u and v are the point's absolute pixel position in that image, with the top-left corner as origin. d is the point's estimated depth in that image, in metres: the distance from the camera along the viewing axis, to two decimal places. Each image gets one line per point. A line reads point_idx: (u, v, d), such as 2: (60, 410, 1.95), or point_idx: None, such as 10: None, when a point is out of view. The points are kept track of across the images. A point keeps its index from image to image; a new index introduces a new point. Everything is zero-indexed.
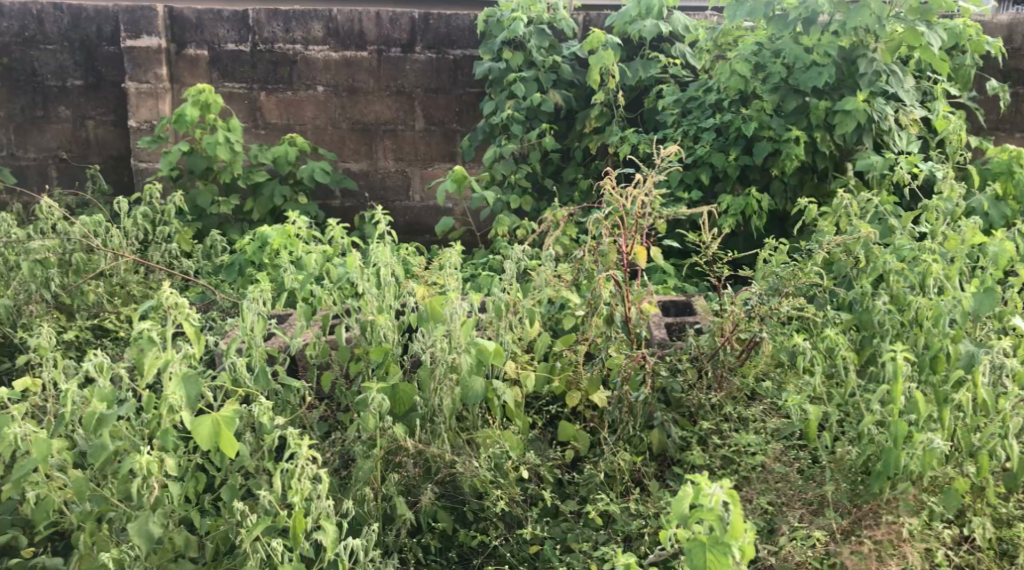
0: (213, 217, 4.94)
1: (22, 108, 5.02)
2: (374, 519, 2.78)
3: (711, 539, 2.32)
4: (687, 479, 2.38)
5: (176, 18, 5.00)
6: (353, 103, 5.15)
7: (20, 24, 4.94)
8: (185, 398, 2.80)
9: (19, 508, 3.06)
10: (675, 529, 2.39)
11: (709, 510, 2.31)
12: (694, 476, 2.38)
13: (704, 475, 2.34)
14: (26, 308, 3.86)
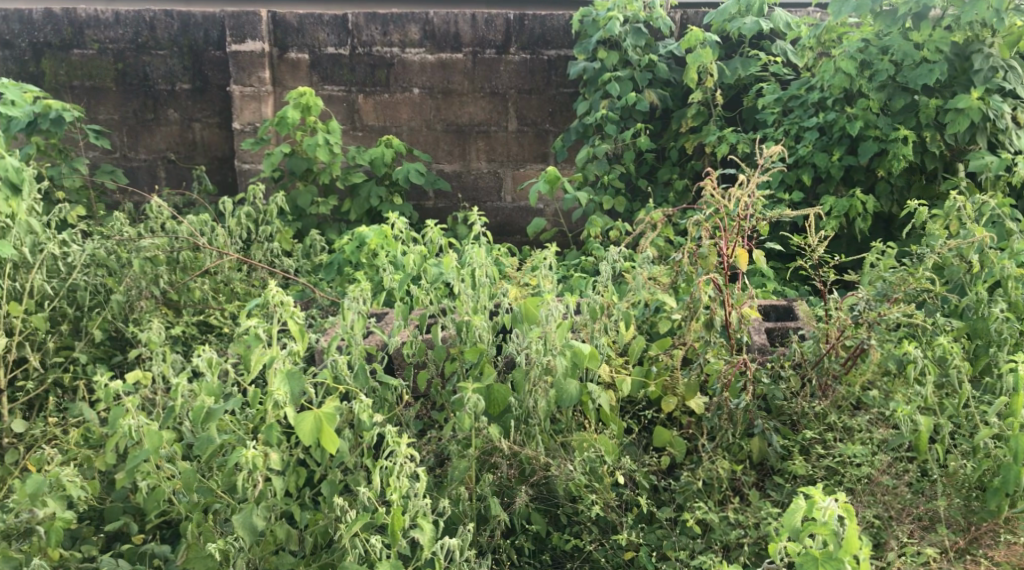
0: (313, 217, 5.07)
1: (133, 112, 5.21)
2: (469, 519, 2.82)
3: (824, 555, 2.33)
4: (800, 491, 2.40)
5: (278, 23, 5.11)
6: (448, 104, 5.22)
7: (134, 31, 5.12)
8: (289, 395, 2.88)
9: (131, 496, 3.20)
10: (785, 543, 2.40)
11: (823, 525, 2.32)
12: (807, 489, 2.40)
13: (818, 488, 2.36)
14: (138, 305, 4.04)
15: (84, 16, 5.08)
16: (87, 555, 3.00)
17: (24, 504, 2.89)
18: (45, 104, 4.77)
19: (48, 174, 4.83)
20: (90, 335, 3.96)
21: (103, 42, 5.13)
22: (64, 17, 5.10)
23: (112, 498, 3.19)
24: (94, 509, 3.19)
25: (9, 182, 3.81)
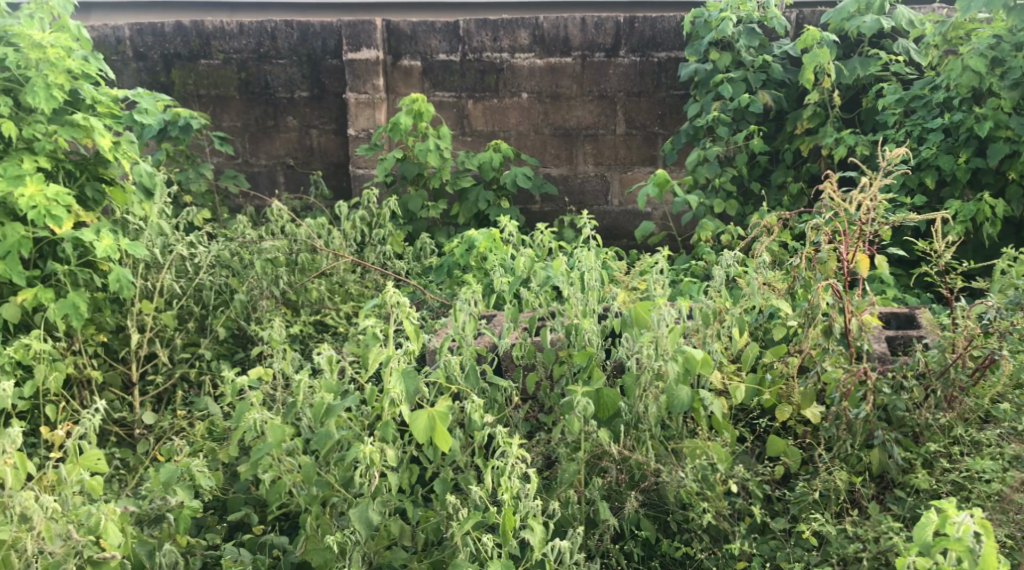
0: (423, 220, 5.17)
1: (256, 119, 5.40)
2: (578, 522, 2.85)
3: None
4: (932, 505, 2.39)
5: (393, 31, 5.23)
6: (556, 108, 5.26)
7: (257, 41, 5.28)
8: (405, 393, 2.96)
9: (251, 488, 3.34)
10: (915, 557, 2.38)
11: (957, 540, 2.31)
12: (939, 503, 2.39)
13: (952, 503, 2.35)
14: (259, 304, 4.27)
15: (210, 28, 5.27)
16: (212, 543, 3.15)
17: (156, 493, 3.06)
18: (175, 112, 5.02)
19: (177, 179, 5.07)
20: (214, 333, 4.21)
21: (228, 52, 5.31)
22: (192, 29, 5.29)
23: (234, 489, 3.33)
24: (218, 499, 3.34)
25: (142, 186, 4.23)
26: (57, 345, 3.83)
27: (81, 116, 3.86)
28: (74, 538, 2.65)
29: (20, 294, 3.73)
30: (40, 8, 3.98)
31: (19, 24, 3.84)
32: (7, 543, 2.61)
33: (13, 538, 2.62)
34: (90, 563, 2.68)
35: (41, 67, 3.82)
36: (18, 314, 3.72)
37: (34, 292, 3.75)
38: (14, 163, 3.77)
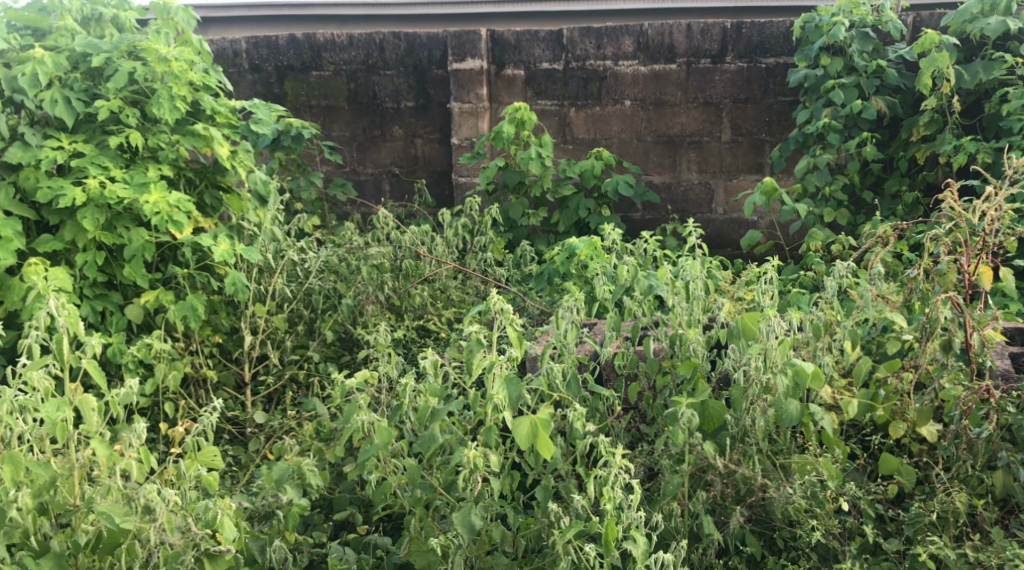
0: (524, 228, 5.22)
1: (364, 128, 5.51)
2: (681, 535, 2.84)
3: None
4: None
5: (497, 40, 5.28)
6: (660, 115, 5.24)
7: (365, 52, 5.40)
8: (507, 398, 2.98)
9: (356, 489, 3.42)
10: None
11: None
12: None
13: None
14: (366, 308, 4.42)
15: (322, 40, 5.40)
16: (318, 541, 3.22)
17: (268, 490, 3.16)
18: (287, 123, 5.16)
19: (289, 187, 5.24)
20: (322, 336, 4.38)
21: (338, 63, 5.43)
22: (305, 41, 5.42)
23: (340, 489, 3.42)
24: (324, 499, 3.44)
25: (258, 194, 4.45)
26: (176, 344, 4.05)
27: (202, 126, 4.13)
28: (193, 531, 2.73)
29: (143, 296, 3.92)
30: (165, 22, 4.40)
31: (146, 40, 4.11)
32: (131, 532, 2.72)
33: (137, 529, 2.73)
34: (206, 557, 2.75)
35: (166, 80, 4.07)
36: (142, 316, 3.93)
37: (156, 294, 3.95)
38: (141, 171, 3.99)
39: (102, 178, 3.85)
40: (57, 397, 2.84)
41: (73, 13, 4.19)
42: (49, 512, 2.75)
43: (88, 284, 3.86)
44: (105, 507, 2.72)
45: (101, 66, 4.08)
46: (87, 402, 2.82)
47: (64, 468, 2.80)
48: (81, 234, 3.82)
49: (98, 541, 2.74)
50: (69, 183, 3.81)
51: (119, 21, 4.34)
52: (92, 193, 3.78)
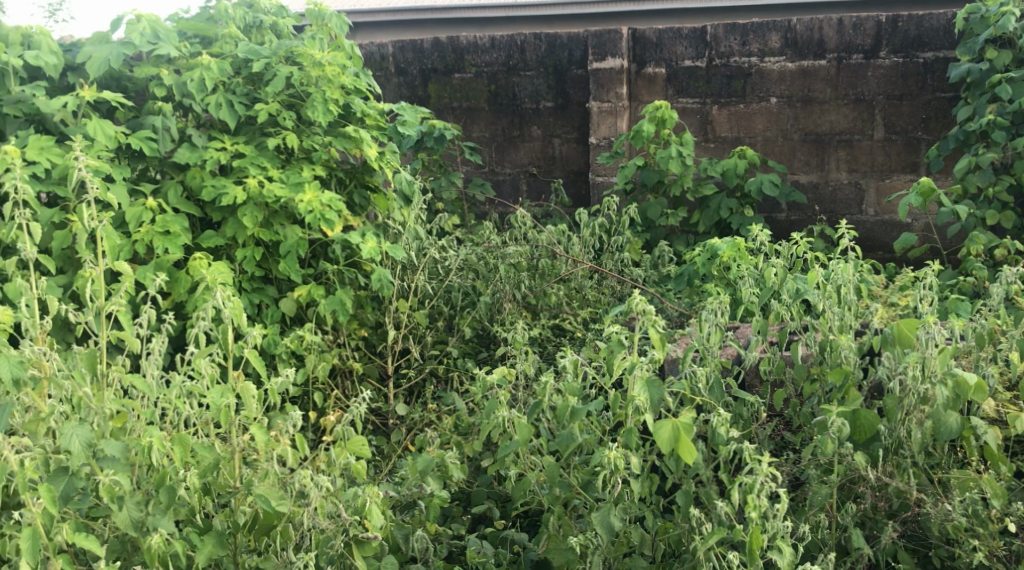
0: (662, 228, 5.23)
1: (503, 129, 5.85)
2: (829, 547, 2.76)
3: None
4: None
5: (638, 39, 5.48)
6: (808, 113, 5.28)
7: (507, 54, 5.74)
8: (649, 401, 2.93)
9: (493, 484, 3.58)
10: None
11: None
12: None
13: None
14: (503, 307, 4.62)
15: (465, 43, 5.79)
16: (458, 533, 3.33)
17: (412, 481, 3.31)
18: (431, 124, 5.47)
19: (431, 187, 5.53)
20: (461, 332, 4.58)
21: (480, 66, 5.80)
22: (449, 45, 5.83)
23: (478, 483, 3.58)
24: (463, 492, 3.60)
25: (403, 193, 4.65)
26: (325, 337, 4.33)
27: (353, 129, 4.45)
28: (343, 518, 2.83)
29: (296, 291, 4.21)
30: (319, 29, 4.63)
31: (302, 45, 4.41)
32: (285, 516, 2.84)
33: (291, 512, 2.84)
34: (355, 542, 2.84)
35: (320, 84, 4.36)
36: (295, 309, 4.23)
37: (307, 289, 4.24)
38: (295, 171, 4.30)
39: (260, 177, 4.17)
40: (222, 383, 2.97)
41: (237, 20, 4.52)
42: (211, 492, 2.86)
43: (247, 278, 4.20)
44: (262, 490, 2.82)
45: (261, 71, 4.43)
46: (248, 389, 2.89)
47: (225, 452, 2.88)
48: (242, 230, 4.16)
49: (254, 522, 2.86)
50: (231, 182, 4.14)
51: (278, 28, 4.64)
52: (252, 192, 4.09)
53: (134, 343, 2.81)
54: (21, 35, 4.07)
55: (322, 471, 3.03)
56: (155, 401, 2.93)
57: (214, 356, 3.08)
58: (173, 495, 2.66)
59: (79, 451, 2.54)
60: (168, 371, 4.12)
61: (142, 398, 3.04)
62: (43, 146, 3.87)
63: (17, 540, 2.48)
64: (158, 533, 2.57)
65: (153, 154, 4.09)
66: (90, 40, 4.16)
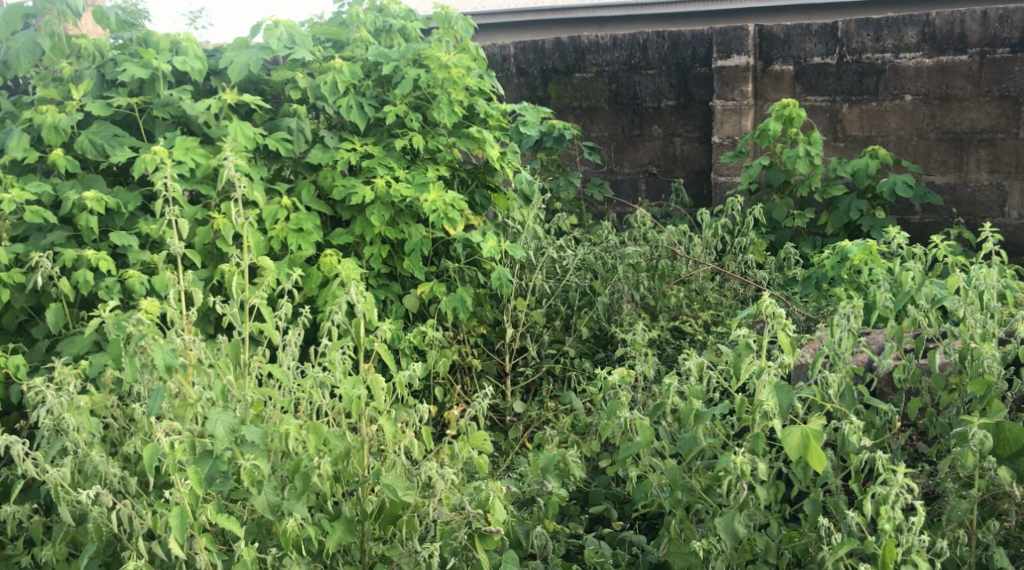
0: (788, 230, 5.13)
1: (623, 128, 5.84)
2: (970, 565, 2.66)
3: None
4: None
5: (765, 36, 5.41)
6: (946, 111, 5.10)
7: (629, 53, 5.73)
8: (777, 406, 2.86)
9: (611, 485, 3.62)
10: None
11: None
12: None
13: None
14: (622, 306, 4.63)
15: (586, 43, 5.82)
16: (576, 532, 3.37)
17: (532, 477, 3.36)
18: (551, 124, 5.50)
19: (550, 187, 5.58)
20: (578, 332, 4.60)
21: (601, 65, 5.82)
22: (571, 45, 5.87)
23: (595, 484, 3.61)
24: (580, 491, 3.63)
25: (522, 193, 4.80)
26: (445, 334, 4.44)
27: (476, 129, 4.54)
28: (467, 509, 2.87)
29: (419, 288, 4.36)
30: (446, 31, 4.74)
31: (430, 48, 4.52)
32: (411, 506, 2.95)
33: (416, 503, 2.95)
34: (477, 535, 2.88)
35: (446, 86, 4.49)
36: (417, 305, 4.36)
37: (430, 286, 4.37)
38: (421, 171, 4.43)
39: (388, 177, 4.29)
40: (353, 377, 3.04)
41: (368, 25, 4.66)
42: (340, 480, 2.95)
43: (374, 275, 4.34)
44: (390, 480, 2.90)
45: (390, 74, 4.57)
46: (378, 381, 3.00)
47: (356, 441, 3.04)
48: (370, 228, 4.30)
49: (380, 511, 2.96)
50: (360, 182, 4.27)
51: (406, 32, 4.78)
52: (380, 191, 4.22)
53: (276, 335, 2.94)
54: (169, 42, 4.26)
55: (446, 463, 3.13)
56: (292, 389, 3.07)
57: (347, 348, 3.24)
58: (308, 481, 2.79)
59: (223, 436, 2.62)
60: (301, 360, 4.31)
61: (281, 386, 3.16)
62: (189, 146, 4.02)
63: (166, 518, 2.59)
64: (293, 517, 2.69)
65: (289, 154, 4.23)
66: (232, 46, 4.32)
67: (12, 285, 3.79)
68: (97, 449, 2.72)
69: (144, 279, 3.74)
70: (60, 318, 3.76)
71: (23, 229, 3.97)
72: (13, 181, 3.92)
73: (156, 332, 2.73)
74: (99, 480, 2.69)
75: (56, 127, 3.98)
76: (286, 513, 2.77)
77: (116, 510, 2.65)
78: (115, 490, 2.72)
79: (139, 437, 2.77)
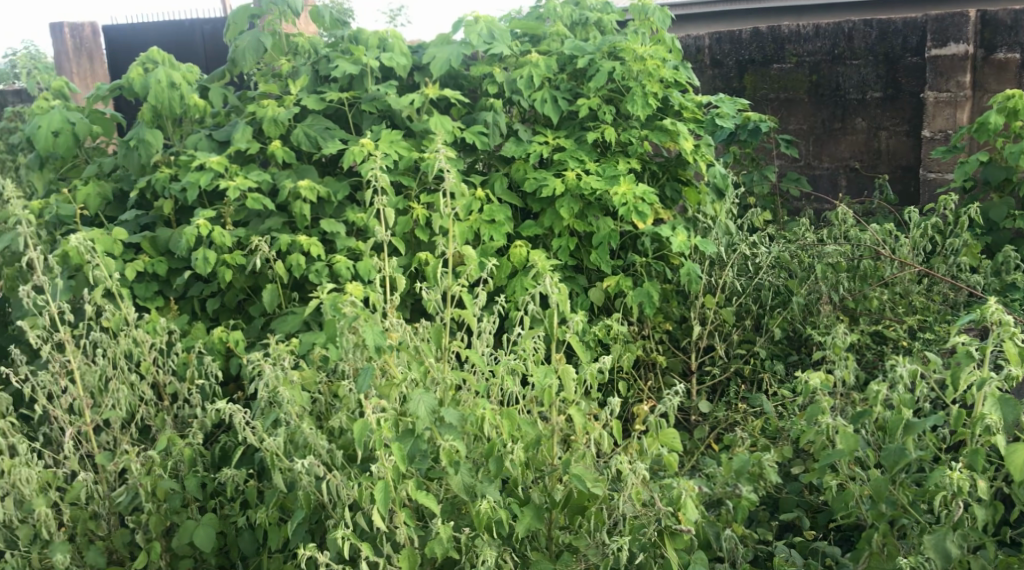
0: (1005, 232, 4.81)
1: (823, 121, 5.60)
2: None
3: None
4: None
5: (988, 22, 5.11)
6: None
7: (832, 42, 5.48)
8: (1002, 421, 2.64)
9: (803, 492, 3.44)
10: None
11: None
12: None
13: None
14: (817, 309, 4.41)
15: (787, 32, 5.61)
16: (766, 538, 3.23)
17: (724, 479, 3.25)
18: (746, 116, 5.33)
19: (743, 182, 5.43)
20: (770, 333, 4.41)
21: (802, 55, 5.60)
22: (770, 35, 5.68)
23: (787, 490, 3.44)
24: (771, 497, 3.48)
25: (717, 187, 4.68)
26: (630, 328, 4.40)
27: (670, 122, 4.43)
28: (657, 507, 2.79)
29: (605, 281, 4.32)
30: (643, 23, 4.67)
31: (626, 40, 4.45)
32: (599, 499, 2.90)
33: (605, 496, 2.90)
34: (667, 533, 2.79)
35: (641, 78, 4.40)
36: (603, 298, 4.34)
37: (617, 280, 4.33)
38: (612, 164, 4.37)
39: (578, 170, 4.28)
40: (546, 365, 3.02)
41: (564, 18, 4.65)
42: (531, 467, 2.98)
43: (561, 267, 4.34)
44: (579, 470, 2.86)
45: (585, 67, 4.53)
46: (569, 371, 2.96)
47: (547, 429, 3.05)
48: (558, 221, 4.33)
49: (568, 500, 2.91)
50: (552, 174, 4.31)
51: (603, 24, 4.72)
52: (571, 183, 4.22)
53: (475, 321, 2.98)
54: (377, 39, 4.36)
55: (635, 459, 3.07)
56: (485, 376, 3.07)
57: (538, 337, 3.23)
58: (502, 465, 2.81)
59: (425, 416, 2.68)
60: (494, 348, 4.37)
61: (477, 372, 3.22)
62: (394, 140, 4.13)
63: (371, 491, 2.64)
64: (487, 499, 2.70)
65: (485, 147, 4.27)
66: (433, 42, 4.41)
67: (234, 266, 3.98)
68: (308, 422, 2.80)
69: (349, 264, 3.86)
70: (275, 298, 3.92)
71: (244, 215, 4.17)
72: (237, 170, 4.11)
73: (370, 314, 2.82)
74: (310, 450, 2.77)
75: (276, 121, 4.14)
76: (481, 495, 2.79)
77: (326, 481, 2.73)
78: (323, 462, 2.80)
79: (347, 413, 2.85)
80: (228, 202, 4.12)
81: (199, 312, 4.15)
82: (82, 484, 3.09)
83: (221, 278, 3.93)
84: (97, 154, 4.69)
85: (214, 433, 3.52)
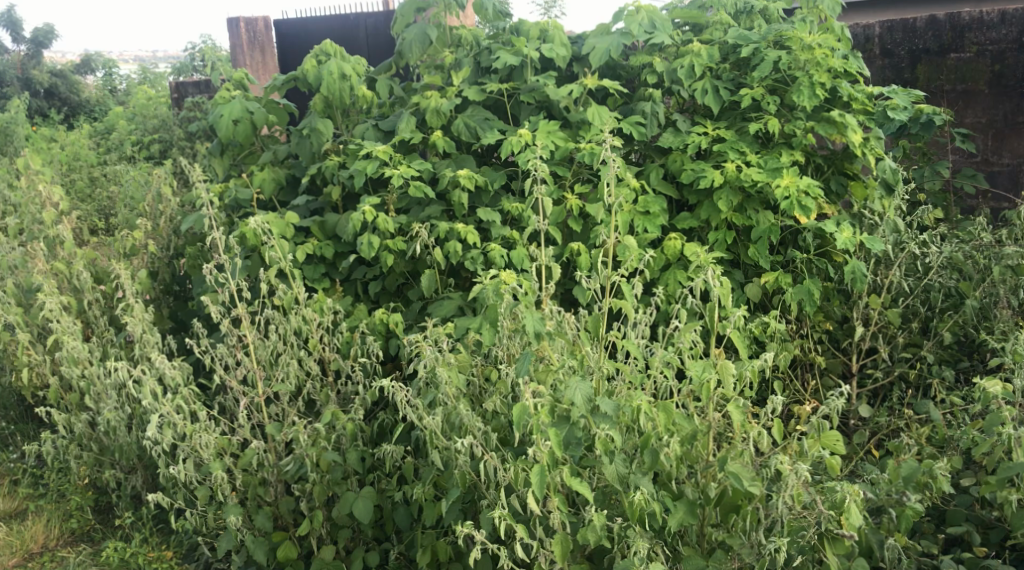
0: None
1: (1005, 115, 5.30)
2: None
3: None
4: None
5: None
6: None
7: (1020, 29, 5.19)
8: None
9: (974, 506, 3.20)
10: None
11: None
12: None
13: None
14: (993, 311, 4.09)
15: (967, 20, 5.33)
16: (930, 551, 3.06)
17: (891, 486, 3.03)
18: (918, 109, 5.03)
19: (914, 178, 5.17)
20: (939, 337, 4.15)
21: (983, 44, 5.30)
22: (947, 23, 5.40)
23: (956, 502, 3.22)
24: (937, 508, 3.27)
25: (885, 182, 4.46)
26: (788, 327, 4.21)
27: (837, 113, 4.24)
28: (819, 509, 2.67)
29: (764, 276, 4.20)
30: (812, 11, 4.51)
31: (792, 29, 4.30)
32: (755, 497, 2.77)
33: (762, 496, 2.76)
34: (828, 538, 2.69)
35: (808, 68, 4.23)
36: (761, 294, 4.21)
37: (776, 275, 4.20)
38: (774, 156, 4.23)
39: (739, 162, 4.16)
40: (705, 359, 2.94)
41: (728, 8, 4.52)
42: (683, 463, 2.85)
43: (718, 260, 4.25)
44: (735, 468, 2.74)
45: (749, 56, 4.40)
46: (728, 367, 2.84)
47: (703, 424, 2.87)
48: (716, 213, 4.21)
49: (722, 498, 2.80)
50: (710, 166, 4.19)
51: (768, 13, 4.57)
52: (731, 175, 4.10)
53: (632, 312, 2.91)
54: (539, 30, 4.36)
55: (794, 460, 2.95)
56: (641, 367, 3.02)
57: (696, 331, 3.12)
58: (657, 458, 2.74)
59: (581, 404, 2.64)
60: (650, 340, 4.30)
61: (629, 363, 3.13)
62: (551, 130, 4.10)
63: (527, 474, 2.65)
64: (642, 490, 2.65)
65: (642, 138, 4.22)
66: (594, 32, 4.36)
67: (395, 251, 4.03)
68: (465, 403, 2.82)
69: (504, 252, 3.87)
70: (433, 283, 3.97)
71: (405, 202, 4.20)
72: (401, 158, 4.17)
73: (532, 301, 2.84)
74: (467, 430, 2.80)
75: (438, 111, 4.20)
76: (634, 487, 2.73)
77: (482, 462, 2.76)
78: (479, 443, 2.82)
79: (503, 396, 2.86)
80: (391, 189, 4.16)
81: (361, 294, 4.22)
82: (253, 451, 3.21)
83: (383, 262, 4.00)
84: (270, 142, 4.72)
85: (373, 410, 3.58)
